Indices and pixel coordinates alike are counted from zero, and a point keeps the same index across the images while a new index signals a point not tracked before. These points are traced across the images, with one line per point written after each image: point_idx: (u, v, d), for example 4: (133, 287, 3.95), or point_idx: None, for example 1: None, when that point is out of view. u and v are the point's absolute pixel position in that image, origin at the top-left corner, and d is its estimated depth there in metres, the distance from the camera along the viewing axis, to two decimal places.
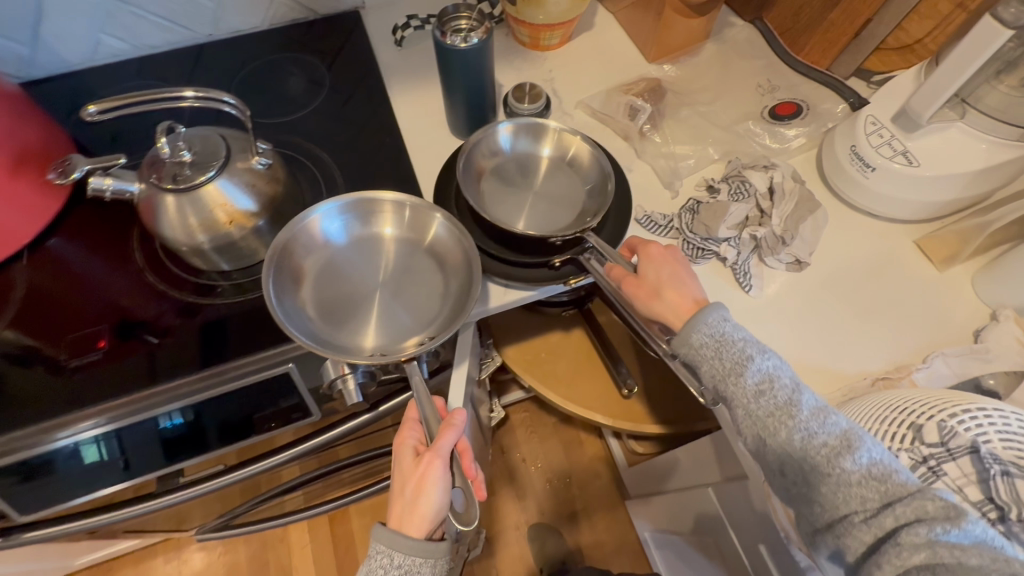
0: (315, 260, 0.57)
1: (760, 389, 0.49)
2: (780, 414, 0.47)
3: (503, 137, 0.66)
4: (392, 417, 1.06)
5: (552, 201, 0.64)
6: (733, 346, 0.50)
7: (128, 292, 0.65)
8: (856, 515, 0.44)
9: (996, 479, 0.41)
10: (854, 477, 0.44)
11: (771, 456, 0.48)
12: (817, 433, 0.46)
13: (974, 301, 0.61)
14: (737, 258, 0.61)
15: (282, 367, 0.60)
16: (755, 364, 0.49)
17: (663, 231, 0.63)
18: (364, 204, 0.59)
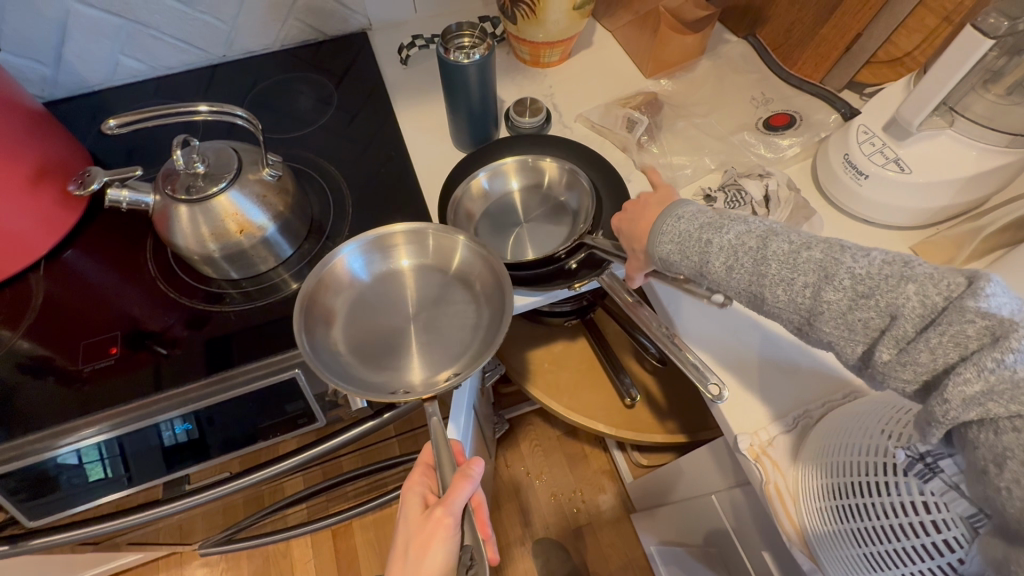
0: (343, 299, 0.58)
1: (729, 262, 0.49)
2: (756, 274, 0.47)
3: (482, 181, 0.69)
4: (396, 428, 1.07)
5: (544, 228, 0.67)
6: (696, 228, 0.52)
7: (140, 302, 0.67)
8: (884, 348, 0.40)
9: None
10: (846, 305, 0.42)
11: (783, 315, 0.47)
12: (793, 276, 0.45)
13: None
14: None
15: (288, 374, 0.60)
16: (716, 243, 0.50)
17: None
18: (381, 240, 0.60)
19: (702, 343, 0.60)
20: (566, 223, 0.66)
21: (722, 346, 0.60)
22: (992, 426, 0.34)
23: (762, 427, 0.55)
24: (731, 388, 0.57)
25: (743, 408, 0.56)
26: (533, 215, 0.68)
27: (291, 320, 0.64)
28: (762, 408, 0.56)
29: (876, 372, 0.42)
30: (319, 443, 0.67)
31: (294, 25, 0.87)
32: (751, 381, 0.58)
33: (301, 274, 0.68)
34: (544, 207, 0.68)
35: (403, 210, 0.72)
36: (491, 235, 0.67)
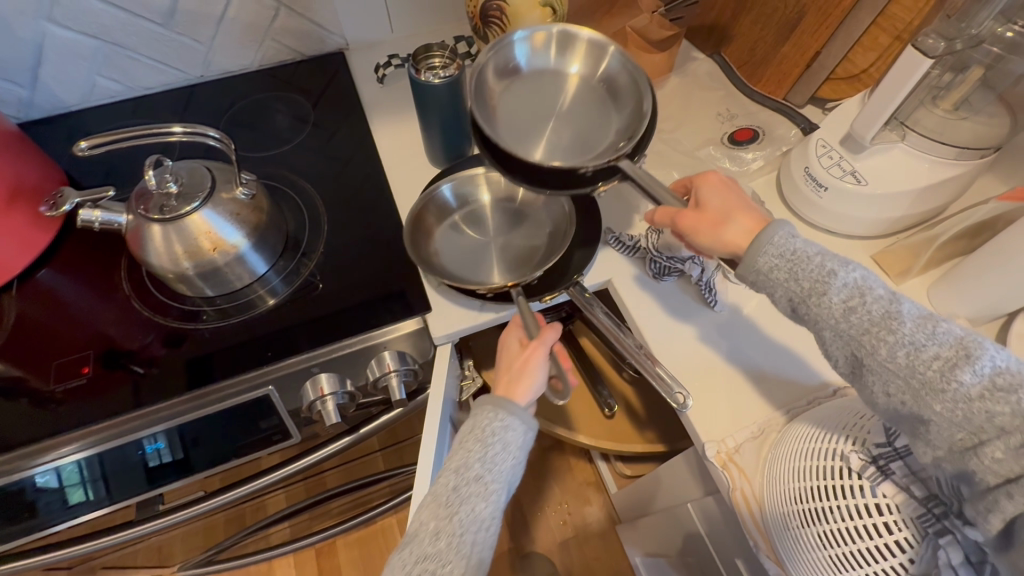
0: (439, 221, 0.69)
1: (849, 305, 0.43)
2: (877, 329, 0.42)
3: (519, 48, 0.63)
4: (379, 442, 1.06)
5: (590, 126, 0.61)
6: (813, 260, 0.45)
7: (115, 321, 0.66)
8: (994, 443, 0.36)
9: None
10: (974, 391, 0.37)
11: (878, 377, 0.42)
12: (925, 344, 0.40)
13: (930, 312, 0.63)
14: (702, 275, 0.62)
15: (262, 390, 0.61)
16: (839, 278, 0.44)
17: (630, 252, 0.68)
18: (468, 177, 0.71)
19: (669, 353, 0.62)
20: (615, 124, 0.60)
21: (690, 356, 0.61)
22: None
23: (728, 434, 0.56)
24: (699, 397, 0.59)
25: (710, 416, 0.57)
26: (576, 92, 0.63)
27: (265, 337, 0.64)
28: (728, 415, 0.57)
29: (965, 458, 0.38)
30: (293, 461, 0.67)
31: (272, 46, 0.88)
32: (718, 389, 0.59)
33: (277, 288, 0.68)
34: (592, 103, 0.63)
35: (379, 225, 0.73)
36: (519, 87, 0.63)
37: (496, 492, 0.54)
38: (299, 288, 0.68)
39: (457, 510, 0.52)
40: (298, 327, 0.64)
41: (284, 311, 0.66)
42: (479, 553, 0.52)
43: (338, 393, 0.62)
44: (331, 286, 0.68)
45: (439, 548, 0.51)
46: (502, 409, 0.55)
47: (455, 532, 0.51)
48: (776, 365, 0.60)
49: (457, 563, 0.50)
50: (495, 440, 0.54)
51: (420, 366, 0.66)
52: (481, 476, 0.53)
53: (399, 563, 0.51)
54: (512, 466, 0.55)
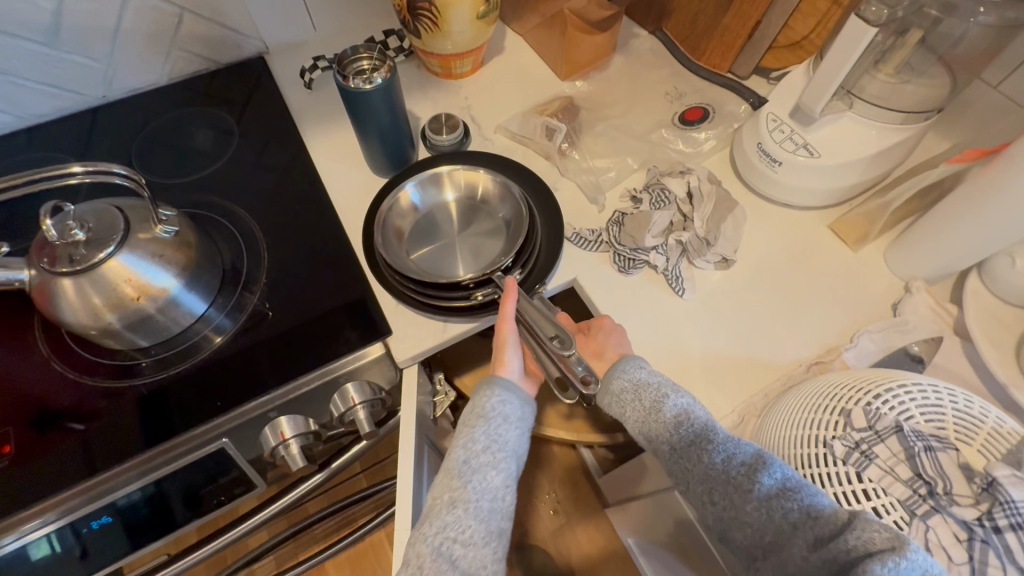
0: (406, 228, 0.65)
1: (678, 421, 0.48)
2: (698, 441, 0.47)
3: (411, 189, 0.66)
4: (358, 464, 1.04)
5: (479, 240, 0.64)
6: (649, 387, 0.51)
7: (38, 383, 0.58)
8: (797, 539, 0.40)
9: (922, 454, 0.40)
10: (770, 492, 0.42)
11: (697, 485, 0.46)
12: (733, 453, 0.45)
13: (889, 275, 0.64)
14: (667, 264, 0.63)
15: (217, 443, 0.55)
16: (671, 400, 0.49)
17: (593, 246, 0.65)
18: (432, 178, 0.67)
19: (641, 348, 0.60)
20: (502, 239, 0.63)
21: (663, 349, 0.59)
22: None
23: None
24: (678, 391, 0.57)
25: None
26: (462, 224, 0.65)
27: (208, 384, 0.58)
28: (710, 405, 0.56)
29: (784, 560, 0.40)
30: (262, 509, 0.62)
31: (181, 56, 0.80)
32: (699, 379, 0.57)
33: (222, 326, 0.62)
34: (477, 220, 0.65)
35: (323, 246, 0.67)
36: (411, 241, 0.64)
37: (507, 459, 0.53)
38: (244, 325, 0.62)
39: (470, 477, 0.51)
40: (249, 368, 0.58)
41: (230, 352, 0.60)
42: (497, 519, 0.51)
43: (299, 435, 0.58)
44: (279, 319, 0.62)
45: (457, 517, 0.49)
46: (495, 385, 0.56)
47: (471, 498, 0.50)
48: (749, 350, 0.59)
49: (476, 528, 0.49)
50: (495, 412, 0.55)
51: (386, 395, 0.63)
52: (490, 446, 0.53)
53: (419, 538, 0.49)
54: (516, 437, 0.56)
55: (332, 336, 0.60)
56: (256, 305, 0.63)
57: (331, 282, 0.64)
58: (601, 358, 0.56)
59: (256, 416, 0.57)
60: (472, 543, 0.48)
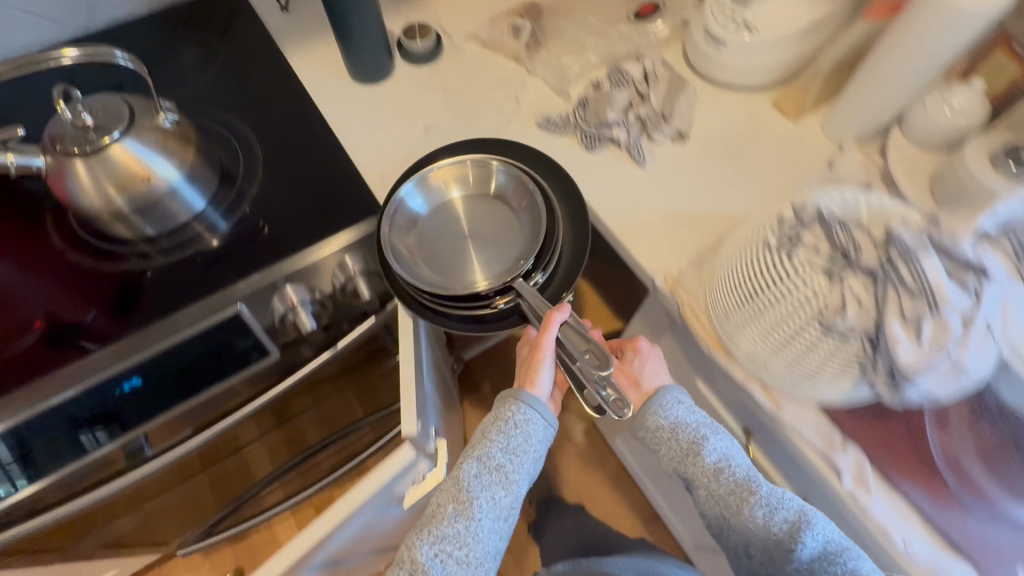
0: (410, 228, 0.64)
1: (717, 467, 0.57)
2: (741, 492, 0.55)
3: (414, 199, 0.64)
4: (351, 390, 0.99)
5: (492, 245, 0.63)
6: (688, 428, 0.59)
7: (57, 273, 0.63)
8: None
9: (838, 230, 0.45)
10: (784, 526, 0.53)
11: (734, 536, 0.57)
12: (776, 505, 0.54)
13: (825, 139, 0.72)
14: (629, 138, 0.69)
15: (231, 309, 0.60)
16: (708, 444, 0.58)
17: (563, 129, 0.71)
18: (437, 187, 0.66)
19: (609, 210, 0.67)
20: (516, 248, 0.62)
21: (628, 209, 0.66)
22: None
23: (673, 264, 0.62)
24: (642, 241, 0.64)
25: (654, 254, 0.63)
26: (468, 193, 0.66)
27: (215, 265, 0.63)
28: (670, 250, 0.63)
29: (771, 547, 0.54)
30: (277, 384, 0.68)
31: None
32: (660, 231, 0.65)
33: (218, 224, 0.66)
34: (483, 204, 0.66)
35: (311, 145, 0.72)
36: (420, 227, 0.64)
37: (516, 481, 0.62)
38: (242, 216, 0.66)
39: (479, 495, 0.60)
40: (254, 247, 0.64)
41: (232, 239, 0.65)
42: (495, 538, 0.61)
43: (307, 302, 0.63)
44: (275, 208, 0.67)
45: (458, 526, 0.59)
46: (522, 400, 0.62)
47: (473, 516, 0.60)
48: (702, 206, 0.66)
49: (477, 550, 0.59)
50: (510, 418, 0.62)
51: (385, 269, 0.68)
52: (502, 465, 0.61)
53: (420, 539, 0.59)
54: (535, 444, 0.63)
55: (322, 219, 0.65)
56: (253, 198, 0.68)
57: (320, 173, 0.69)
58: (638, 388, 0.61)
59: (256, 297, 0.62)
60: (466, 562, 0.58)
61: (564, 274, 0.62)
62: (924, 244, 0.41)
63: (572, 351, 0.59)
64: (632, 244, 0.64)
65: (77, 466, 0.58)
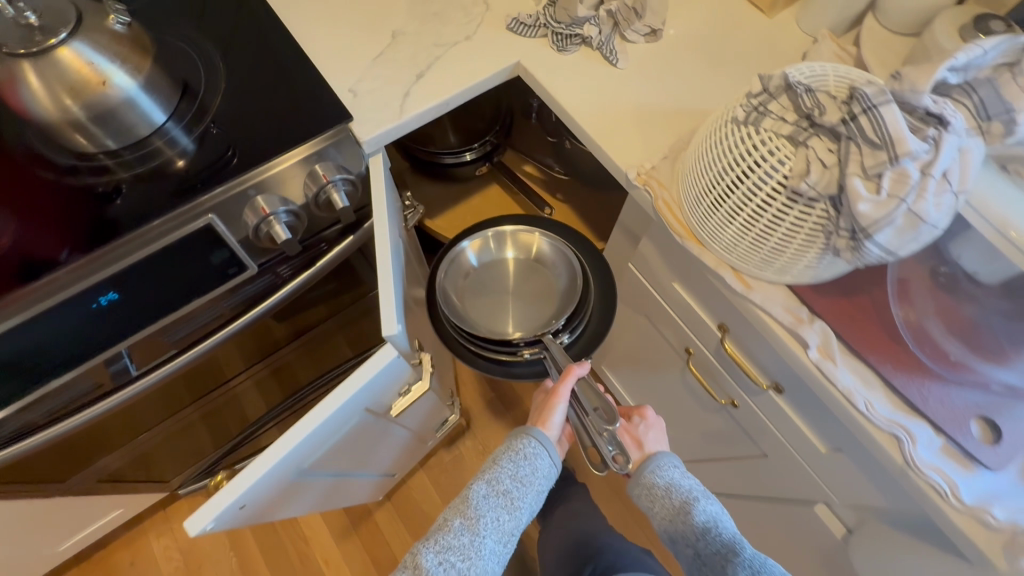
0: (464, 279, 0.78)
1: (705, 527, 0.58)
2: (726, 551, 0.56)
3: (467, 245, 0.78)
4: (337, 323, 0.95)
5: (528, 301, 0.77)
6: (681, 488, 0.61)
7: (15, 189, 0.61)
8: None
9: (802, 94, 0.45)
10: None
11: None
12: (751, 557, 0.55)
13: (798, 34, 0.71)
14: (601, 37, 0.67)
15: (202, 220, 0.59)
16: (699, 504, 0.60)
17: (533, 32, 0.69)
18: (490, 235, 0.79)
19: (582, 110, 0.66)
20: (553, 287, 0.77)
21: (601, 110, 0.66)
22: None
23: (647, 160, 0.62)
24: (616, 139, 0.64)
25: (627, 152, 0.63)
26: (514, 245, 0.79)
27: (178, 178, 0.61)
28: (643, 147, 0.63)
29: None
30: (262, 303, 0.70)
31: None
32: (634, 128, 0.64)
33: (180, 145, 0.64)
34: (530, 268, 0.79)
35: (273, 54, 0.69)
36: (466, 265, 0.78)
37: (519, 509, 0.62)
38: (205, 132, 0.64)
39: (485, 515, 0.61)
40: (222, 154, 0.62)
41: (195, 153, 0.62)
42: (495, 554, 0.60)
43: (281, 213, 0.63)
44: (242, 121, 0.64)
45: (466, 539, 0.58)
46: (534, 436, 0.64)
47: (478, 531, 0.59)
48: (676, 103, 0.66)
49: (476, 559, 0.57)
50: (523, 457, 0.64)
51: (357, 182, 0.67)
52: (511, 482, 0.62)
53: (420, 550, 0.57)
54: (536, 484, 0.64)
55: (287, 132, 0.63)
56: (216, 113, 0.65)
57: (288, 84, 0.66)
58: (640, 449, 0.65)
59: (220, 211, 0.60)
60: None
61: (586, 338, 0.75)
62: (884, 95, 0.41)
63: (583, 404, 0.65)
64: (605, 142, 0.63)
65: (73, 376, 0.61)
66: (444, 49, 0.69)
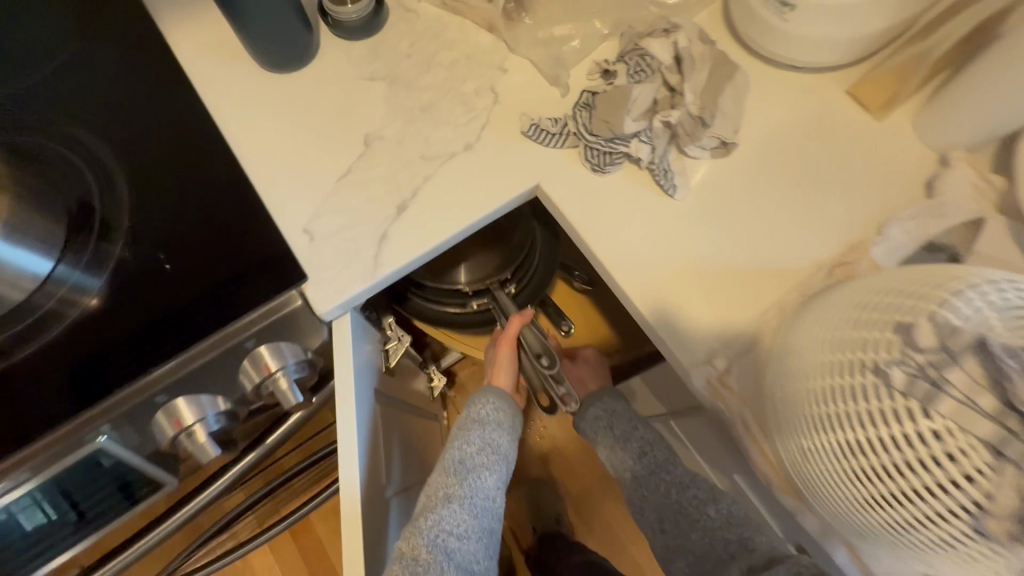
0: None
1: (642, 451, 0.63)
2: (671, 488, 0.59)
3: None
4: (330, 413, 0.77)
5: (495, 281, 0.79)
6: (620, 417, 0.66)
7: None
8: (735, 562, 0.51)
9: (1015, 376, 0.28)
10: (717, 523, 0.54)
11: (651, 511, 0.60)
12: (692, 486, 0.58)
13: (921, 147, 0.52)
14: (653, 155, 0.49)
15: (88, 446, 0.41)
16: (636, 431, 0.64)
17: (559, 141, 0.50)
18: None
19: (628, 265, 0.47)
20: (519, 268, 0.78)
21: (654, 266, 0.48)
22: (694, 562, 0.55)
23: (716, 351, 0.45)
24: (675, 315, 0.46)
25: (690, 337, 0.45)
26: None
27: (89, 352, 0.41)
28: (713, 328, 0.45)
29: (685, 521, 0.56)
30: (213, 479, 0.48)
31: None
32: (700, 297, 0.46)
33: (91, 286, 0.44)
34: None
35: (195, 167, 0.48)
36: None
37: (498, 461, 0.62)
38: (123, 270, 0.44)
39: (467, 477, 0.59)
40: (125, 330, 0.42)
41: (113, 310, 0.43)
42: (487, 517, 0.59)
43: (208, 420, 0.45)
44: (184, 247, 0.45)
45: (452, 511, 0.56)
46: (491, 394, 0.65)
47: (466, 496, 0.58)
48: (755, 257, 0.48)
49: (469, 523, 0.56)
50: (490, 419, 0.64)
51: (316, 355, 0.50)
52: (484, 448, 0.62)
53: (416, 532, 0.54)
54: (508, 442, 0.65)
55: (255, 273, 0.44)
56: (143, 234, 0.45)
57: (227, 209, 0.47)
58: (584, 387, 0.71)
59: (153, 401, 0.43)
60: (466, 536, 0.56)
61: (534, 287, 0.75)
62: None
63: (530, 351, 0.66)
64: (660, 320, 0.46)
65: None
66: (435, 163, 0.50)
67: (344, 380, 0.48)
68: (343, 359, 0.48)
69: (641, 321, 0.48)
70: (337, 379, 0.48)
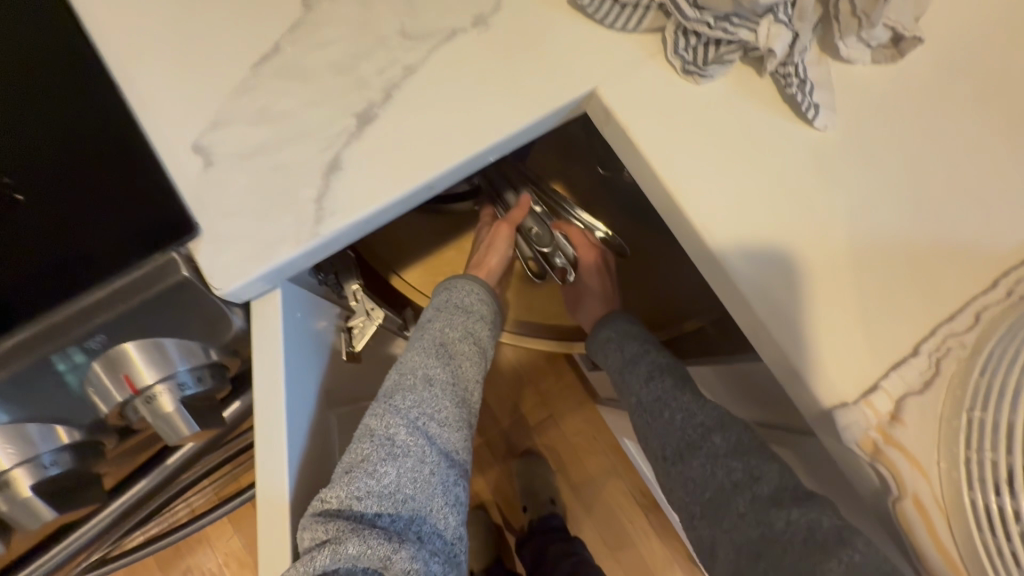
0: None
1: (650, 373, 0.46)
2: (690, 408, 0.41)
3: None
4: None
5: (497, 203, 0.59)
6: (634, 339, 0.50)
7: None
8: (739, 498, 0.36)
9: None
10: (721, 448, 0.38)
11: (655, 437, 0.43)
12: (720, 464, 0.38)
13: None
14: (791, 50, 0.29)
15: None
16: (649, 354, 0.48)
17: (634, 19, 0.30)
18: None
19: (735, 239, 0.29)
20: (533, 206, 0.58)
21: (776, 240, 0.29)
22: (715, 508, 0.37)
23: (871, 386, 0.28)
24: (802, 317, 0.29)
25: (825, 357, 0.28)
26: None
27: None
28: (868, 344, 0.28)
29: (691, 460, 0.39)
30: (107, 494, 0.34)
31: None
32: (845, 293, 0.29)
33: None
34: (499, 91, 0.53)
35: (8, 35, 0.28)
36: None
37: (482, 356, 0.43)
38: None
39: (449, 361, 0.40)
40: None
41: None
42: (465, 411, 0.40)
43: (35, 471, 0.27)
44: (39, 160, 0.26)
45: (434, 394, 0.38)
46: (478, 280, 0.46)
47: (450, 382, 0.39)
48: (934, 232, 0.30)
49: (453, 411, 0.38)
50: (474, 308, 0.45)
51: (229, 354, 0.31)
52: (467, 339, 0.43)
53: (388, 409, 0.36)
54: (491, 339, 0.46)
55: (159, 200, 0.27)
56: None
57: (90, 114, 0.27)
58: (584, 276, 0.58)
59: None
60: (447, 425, 0.37)
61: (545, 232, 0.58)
62: None
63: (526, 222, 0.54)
64: (785, 328, 0.29)
65: None
66: (425, 45, 0.30)
67: (273, 424, 0.30)
68: (268, 391, 0.30)
69: (745, 322, 0.30)
70: (257, 423, 0.30)
